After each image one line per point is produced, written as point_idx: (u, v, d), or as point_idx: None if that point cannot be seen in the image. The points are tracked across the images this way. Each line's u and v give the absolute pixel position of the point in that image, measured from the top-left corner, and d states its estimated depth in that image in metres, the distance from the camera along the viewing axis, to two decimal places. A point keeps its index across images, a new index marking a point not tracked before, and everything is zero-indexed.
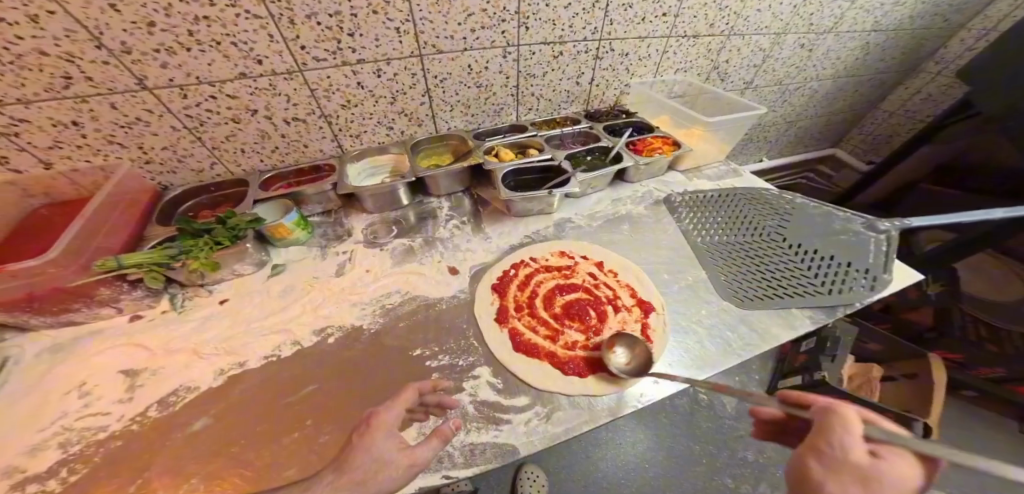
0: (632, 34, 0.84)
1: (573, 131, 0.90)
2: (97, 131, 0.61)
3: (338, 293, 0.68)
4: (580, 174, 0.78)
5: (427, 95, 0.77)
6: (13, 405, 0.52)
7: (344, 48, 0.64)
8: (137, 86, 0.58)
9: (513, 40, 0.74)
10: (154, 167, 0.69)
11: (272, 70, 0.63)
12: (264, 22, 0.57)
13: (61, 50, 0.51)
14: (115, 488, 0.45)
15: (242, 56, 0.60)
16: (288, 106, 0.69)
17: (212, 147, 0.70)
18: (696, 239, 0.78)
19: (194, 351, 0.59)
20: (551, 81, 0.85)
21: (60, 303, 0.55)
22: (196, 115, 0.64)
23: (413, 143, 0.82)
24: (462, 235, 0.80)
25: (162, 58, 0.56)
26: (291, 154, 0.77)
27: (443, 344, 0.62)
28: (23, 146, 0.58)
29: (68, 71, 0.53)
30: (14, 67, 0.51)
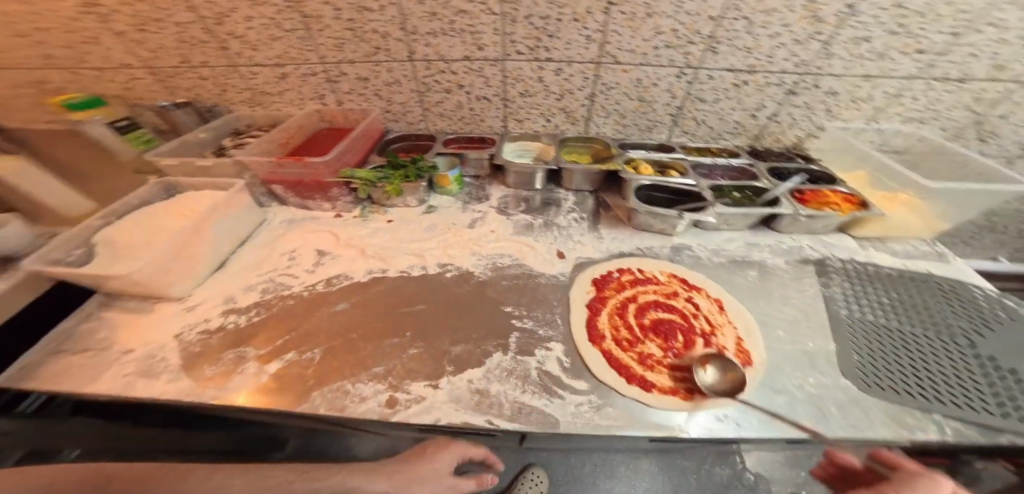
0: (852, 71, 0.74)
1: (729, 165, 0.85)
2: (374, 86, 0.89)
3: (464, 241, 0.83)
4: (721, 207, 0.74)
5: (590, 100, 0.84)
6: (258, 251, 0.80)
7: (540, 46, 0.76)
8: (407, 57, 0.82)
9: (698, 62, 0.74)
10: (390, 115, 0.95)
11: (488, 57, 0.79)
12: (496, 20, 0.73)
13: (383, 29, 0.77)
14: (277, 334, 0.67)
15: (472, 43, 0.78)
16: (485, 87, 0.86)
17: (425, 109, 0.93)
18: (838, 309, 0.67)
19: (359, 250, 0.80)
20: (721, 109, 0.83)
21: (307, 192, 0.83)
22: (430, 83, 0.87)
23: (562, 138, 0.91)
24: (578, 227, 0.86)
25: (428, 39, 0.78)
26: (470, 125, 0.95)
27: (531, 311, 0.72)
28: (335, 89, 0.90)
29: (380, 45, 0.80)
30: (359, 38, 0.79)
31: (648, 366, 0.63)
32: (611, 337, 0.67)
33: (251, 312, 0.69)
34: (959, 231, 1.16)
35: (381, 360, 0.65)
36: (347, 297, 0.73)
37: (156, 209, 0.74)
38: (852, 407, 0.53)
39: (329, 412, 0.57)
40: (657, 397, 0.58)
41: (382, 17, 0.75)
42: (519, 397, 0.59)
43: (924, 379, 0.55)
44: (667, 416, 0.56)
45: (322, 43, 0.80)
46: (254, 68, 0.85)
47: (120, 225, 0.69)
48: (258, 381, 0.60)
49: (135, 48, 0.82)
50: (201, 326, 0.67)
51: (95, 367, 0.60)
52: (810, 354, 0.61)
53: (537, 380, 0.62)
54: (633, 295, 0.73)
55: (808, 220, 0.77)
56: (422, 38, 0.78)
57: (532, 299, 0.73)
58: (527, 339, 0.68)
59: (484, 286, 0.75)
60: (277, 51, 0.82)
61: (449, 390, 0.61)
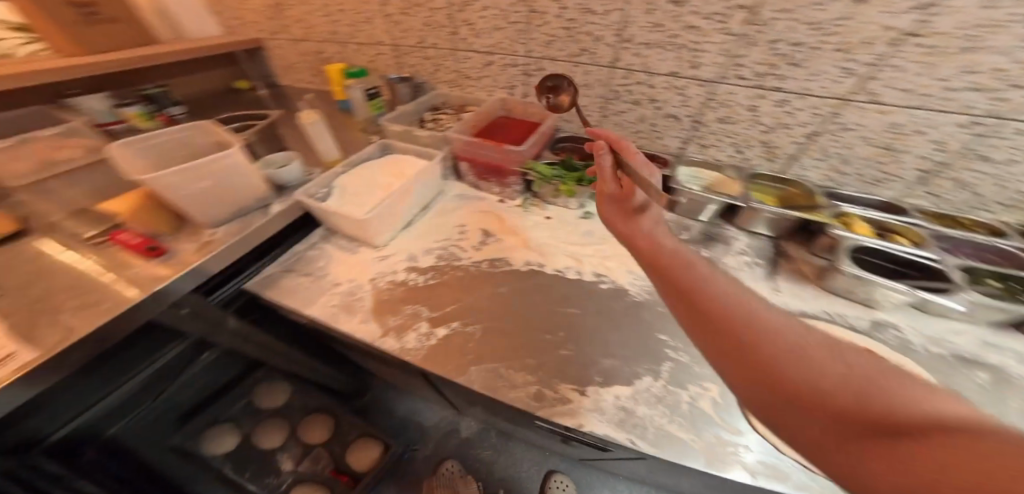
0: None
1: (988, 245, 0.69)
2: (562, 86, 0.95)
3: (622, 255, 0.83)
4: (972, 293, 0.62)
5: (809, 138, 0.77)
6: (434, 220, 0.90)
7: (773, 75, 0.70)
8: (609, 64, 0.84)
9: (1009, 112, 0.59)
10: (566, 116, 1.00)
11: (700, 77, 0.76)
12: (731, 41, 0.69)
13: (598, 33, 0.80)
14: (449, 300, 0.74)
15: (689, 59, 0.75)
16: (681, 105, 0.82)
17: (603, 115, 0.95)
18: None
19: (521, 242, 0.85)
20: (1009, 173, 0.66)
21: (489, 175, 0.91)
22: (620, 91, 0.87)
23: (752, 173, 0.85)
24: (751, 273, 0.78)
25: (641, 49, 0.78)
26: (644, 139, 0.94)
27: (689, 346, 0.67)
28: (527, 82, 0.99)
29: (588, 47, 0.84)
30: (572, 37, 0.84)
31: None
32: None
33: (427, 274, 0.78)
34: None
35: (534, 352, 0.68)
36: (508, 282, 0.77)
37: (376, 163, 0.91)
38: None
39: (483, 390, 0.62)
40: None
41: (603, 20, 0.78)
42: (661, 424, 0.57)
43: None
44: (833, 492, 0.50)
45: (536, 38, 0.89)
46: (468, 53, 1.00)
47: (352, 175, 0.86)
48: (430, 341, 0.68)
49: (393, 29, 1.03)
50: (390, 277, 0.77)
51: (315, 289, 0.73)
52: None
53: (682, 413, 0.58)
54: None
55: None
56: (635, 49, 0.79)
57: (689, 335, 0.69)
58: (682, 371, 0.64)
59: (638, 311, 0.73)
60: (494, 39, 0.94)
61: (594, 399, 0.61)
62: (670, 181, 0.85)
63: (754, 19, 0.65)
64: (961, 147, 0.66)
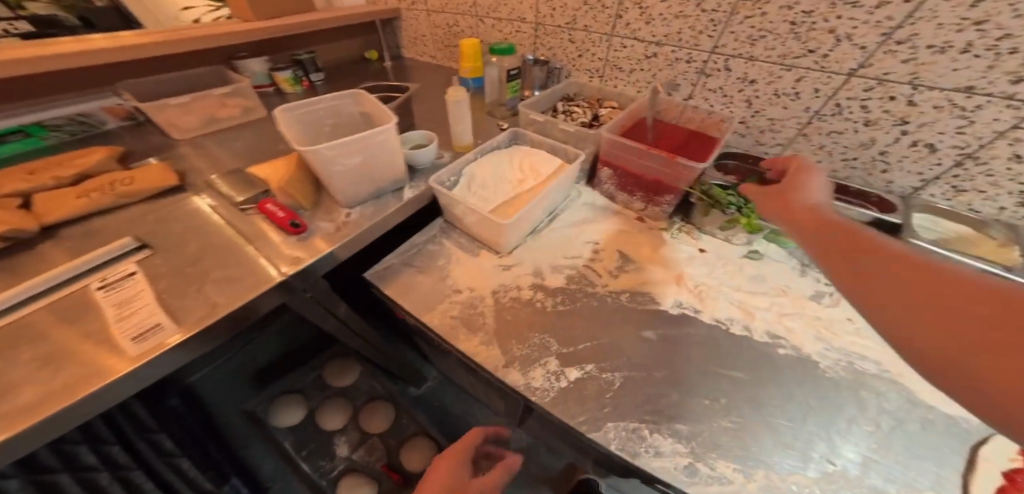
0: None
1: None
2: (754, 92, 0.74)
3: (807, 318, 0.61)
4: None
5: None
6: (563, 231, 0.77)
7: None
8: (846, 71, 0.61)
9: None
10: (742, 128, 0.80)
11: (1019, 95, 0.50)
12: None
13: (847, 31, 0.58)
14: (581, 335, 0.61)
15: (1013, 71, 0.49)
16: (948, 133, 0.57)
17: (803, 131, 0.71)
18: None
19: (673, 278, 0.69)
20: None
21: (636, 187, 0.76)
22: (845, 105, 0.64)
23: None
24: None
25: (916, 53, 0.54)
26: (857, 171, 0.69)
27: (916, 460, 0.46)
28: (698, 82, 0.80)
29: (820, 47, 0.62)
30: (795, 35, 0.63)
31: None
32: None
33: (557, 297, 0.66)
34: None
35: (688, 417, 0.52)
36: (654, 326, 0.62)
37: (508, 151, 0.81)
38: None
39: (620, 454, 0.49)
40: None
41: (866, 12, 0.55)
42: None
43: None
44: None
45: (734, 32, 0.70)
46: (627, 41, 0.84)
47: (482, 160, 0.78)
48: (559, 383, 0.56)
49: (542, 4, 0.91)
50: (513, 292, 0.66)
51: (432, 295, 0.64)
52: None
53: None
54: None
55: None
56: (907, 52, 0.55)
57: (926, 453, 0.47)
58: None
59: (836, 394, 0.52)
60: (671, 28, 0.77)
61: (763, 485, 0.45)
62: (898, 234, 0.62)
63: None
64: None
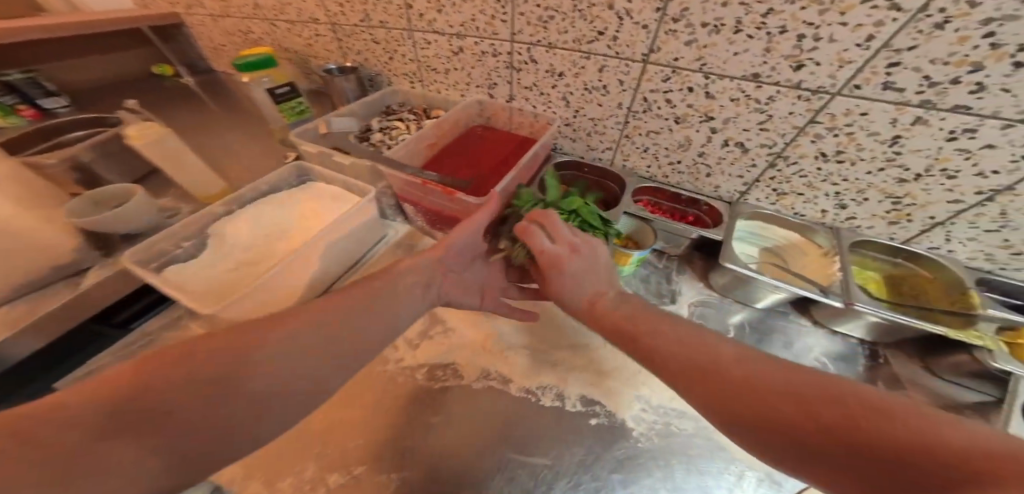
0: None
1: None
2: (566, 87, 0.63)
3: (629, 373, 0.55)
4: None
5: (988, 195, 0.44)
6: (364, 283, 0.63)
7: (952, 88, 0.38)
8: (640, 57, 0.52)
9: None
10: (569, 131, 0.69)
11: (798, 85, 0.45)
12: (894, 18, 0.37)
13: (625, 6, 0.48)
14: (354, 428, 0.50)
15: (789, 55, 0.43)
16: (751, 130, 0.52)
17: (625, 134, 0.63)
18: None
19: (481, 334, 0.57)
20: None
21: (444, 224, 0.61)
22: (651, 100, 0.56)
23: (858, 240, 0.56)
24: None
25: (696, 34, 0.47)
26: (685, 176, 0.63)
27: None
28: (513, 80, 0.67)
29: (607, 28, 0.52)
30: (579, 14, 0.52)
31: None
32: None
33: None
34: None
35: None
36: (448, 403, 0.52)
37: (284, 196, 0.64)
38: None
39: None
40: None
41: None
42: None
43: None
44: None
45: (524, 14, 0.56)
46: (429, 35, 0.67)
47: (238, 216, 0.59)
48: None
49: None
50: None
51: None
52: None
53: None
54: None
55: None
56: (686, 32, 0.47)
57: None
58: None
59: (636, 473, 0.46)
60: (464, 16, 0.61)
61: None
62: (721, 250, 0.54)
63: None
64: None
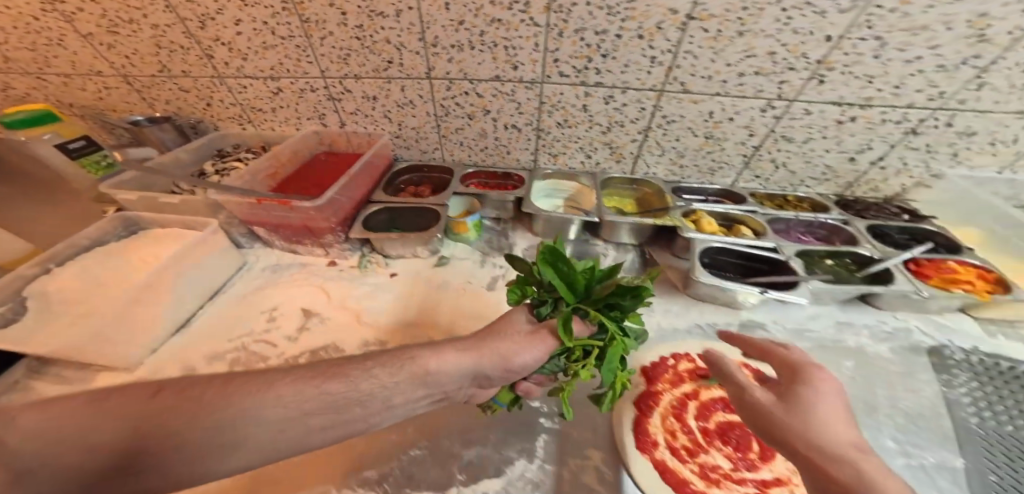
0: (1013, 107, 0.55)
1: (815, 219, 0.70)
2: (383, 108, 0.78)
3: (487, 310, 0.68)
4: (815, 283, 0.58)
5: (643, 134, 0.75)
6: (226, 308, 0.65)
7: (591, 67, 0.67)
8: (424, 75, 0.72)
9: (793, 94, 0.60)
10: (400, 142, 0.85)
11: (521, 78, 0.71)
12: (538, 31, 0.64)
13: (398, 39, 0.67)
14: None
15: (506, 59, 0.68)
16: (515, 114, 0.77)
17: (441, 136, 0.83)
18: (965, 417, 0.52)
19: (355, 315, 0.65)
20: (809, 151, 0.68)
21: (297, 236, 0.69)
22: (448, 106, 0.77)
23: (604, 178, 0.82)
24: None
25: (451, 52, 0.69)
26: (494, 157, 0.85)
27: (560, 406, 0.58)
28: (337, 110, 0.79)
29: (392, 57, 0.70)
30: (368, 50, 0.69)
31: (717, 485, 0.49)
32: (668, 445, 0.52)
33: None
34: None
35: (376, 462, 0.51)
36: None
37: (104, 252, 0.62)
38: None
39: None
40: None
41: (395, 22, 0.65)
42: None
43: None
44: None
45: (325, 55, 0.70)
46: (242, 80, 0.74)
47: (57, 275, 0.57)
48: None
49: (105, 52, 0.70)
50: None
51: None
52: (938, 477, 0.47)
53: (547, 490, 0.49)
54: (693, 390, 0.58)
55: (924, 301, 0.59)
56: (444, 52, 0.69)
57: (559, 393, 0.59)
58: (559, 446, 0.54)
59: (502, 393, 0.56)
60: (271, 61, 0.71)
61: None
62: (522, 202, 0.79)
63: (554, 7, 0.60)
64: (768, 130, 0.66)
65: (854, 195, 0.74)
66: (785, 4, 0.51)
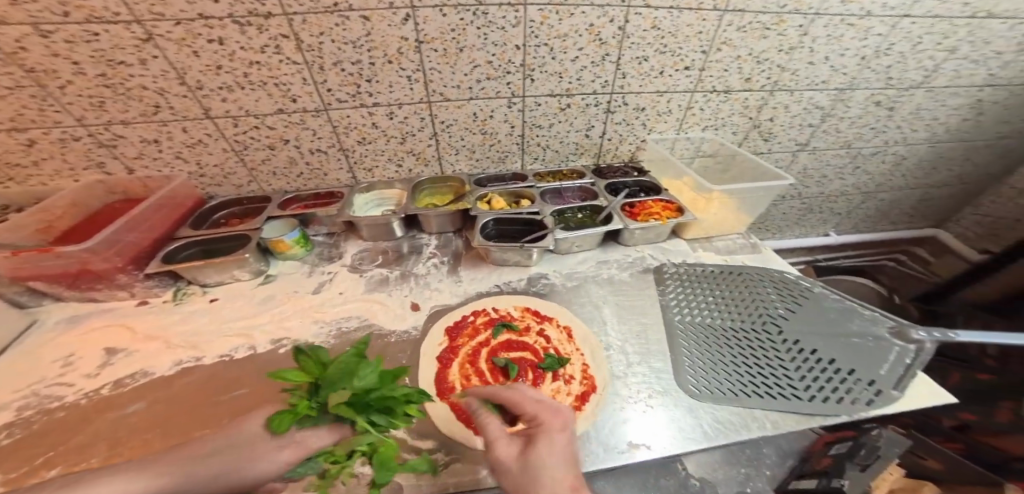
0: (649, 87, 0.94)
1: (573, 185, 0.98)
2: (170, 149, 0.81)
3: (307, 309, 0.74)
4: (557, 232, 0.81)
5: (433, 139, 0.95)
6: (10, 364, 0.62)
7: (362, 92, 0.82)
8: (202, 115, 0.77)
9: (522, 92, 0.90)
10: (206, 180, 0.88)
11: (304, 107, 0.81)
12: (299, 67, 0.75)
13: (156, 85, 0.71)
14: (30, 454, 0.50)
15: (281, 94, 0.78)
16: (314, 139, 0.88)
17: (250, 168, 0.89)
18: (672, 316, 0.71)
19: (168, 340, 0.66)
20: (557, 132, 1.00)
21: (89, 282, 0.68)
22: (242, 140, 0.83)
23: (415, 184, 1.00)
24: (435, 276, 0.84)
25: (222, 93, 0.75)
26: (311, 179, 0.96)
27: None
28: (117, 155, 0.79)
29: (159, 102, 0.73)
30: (125, 96, 0.71)
31: None
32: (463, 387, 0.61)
33: None
34: (778, 216, 1.44)
35: None
36: (147, 394, 0.58)
37: None
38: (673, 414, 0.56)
39: None
40: None
41: (144, 70, 0.69)
42: None
43: (743, 375, 0.61)
44: None
45: (75, 103, 0.70)
46: None
47: None
48: None
49: None
50: None
51: None
52: (648, 354, 0.65)
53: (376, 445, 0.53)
54: (486, 338, 0.69)
55: (641, 232, 0.85)
56: (216, 93, 0.75)
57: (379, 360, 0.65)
58: None
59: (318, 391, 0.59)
60: (8, 113, 0.68)
61: None
62: (339, 214, 0.89)
63: (303, 46, 0.73)
64: (522, 120, 0.96)
65: (606, 164, 1.10)
66: (477, 27, 0.77)
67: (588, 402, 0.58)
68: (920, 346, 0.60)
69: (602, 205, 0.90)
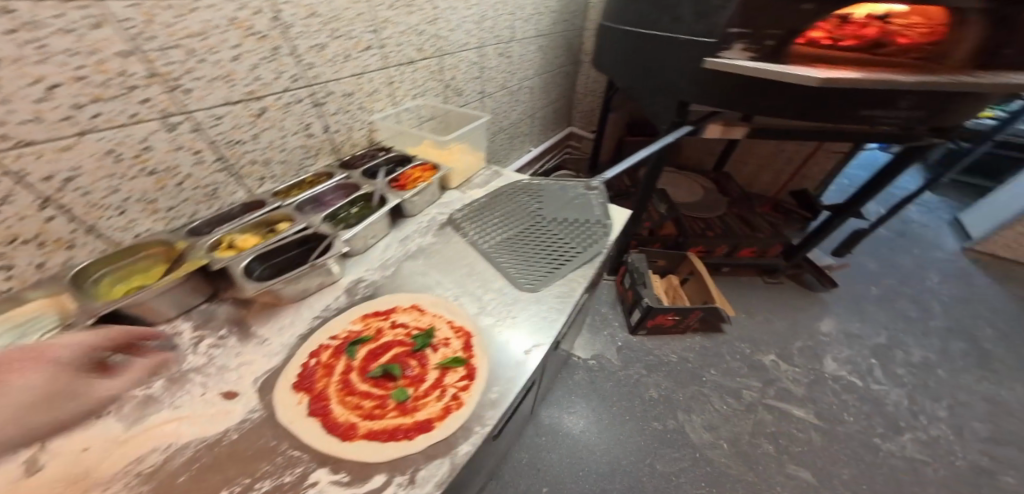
0: (346, 71, 0.84)
1: (328, 186, 0.88)
2: None
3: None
4: (342, 233, 0.73)
5: (54, 206, 0.56)
6: None
7: None
8: None
9: (179, 104, 0.62)
10: None
11: None
12: None
13: None
14: None
15: None
16: None
17: None
18: (481, 245, 0.86)
19: None
20: (266, 141, 0.78)
21: None
22: None
23: (74, 274, 0.60)
24: (225, 357, 0.62)
25: None
26: None
27: (257, 473, 0.48)
28: None
29: None
30: None
31: (416, 407, 0.58)
32: (363, 418, 0.56)
33: None
34: (503, 153, 1.74)
35: None
36: None
37: None
38: (533, 298, 0.73)
39: None
40: (445, 422, 0.55)
41: None
42: None
43: (546, 258, 0.82)
44: (470, 422, 0.55)
45: None
46: None
47: None
48: None
49: None
50: None
51: None
52: (489, 276, 0.78)
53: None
54: (345, 365, 0.63)
55: (418, 196, 0.91)
56: None
57: (237, 465, 0.49)
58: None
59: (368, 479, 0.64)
60: None
61: None
62: None
63: None
64: (207, 142, 0.68)
65: (349, 155, 1.07)
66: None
67: (474, 346, 0.66)
68: (599, 189, 0.99)
69: (371, 190, 0.88)
